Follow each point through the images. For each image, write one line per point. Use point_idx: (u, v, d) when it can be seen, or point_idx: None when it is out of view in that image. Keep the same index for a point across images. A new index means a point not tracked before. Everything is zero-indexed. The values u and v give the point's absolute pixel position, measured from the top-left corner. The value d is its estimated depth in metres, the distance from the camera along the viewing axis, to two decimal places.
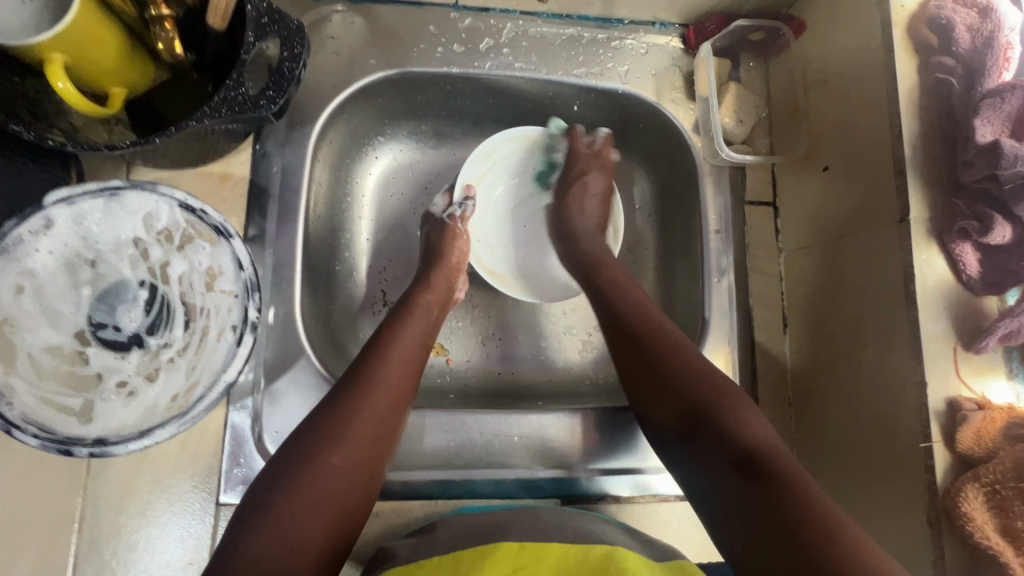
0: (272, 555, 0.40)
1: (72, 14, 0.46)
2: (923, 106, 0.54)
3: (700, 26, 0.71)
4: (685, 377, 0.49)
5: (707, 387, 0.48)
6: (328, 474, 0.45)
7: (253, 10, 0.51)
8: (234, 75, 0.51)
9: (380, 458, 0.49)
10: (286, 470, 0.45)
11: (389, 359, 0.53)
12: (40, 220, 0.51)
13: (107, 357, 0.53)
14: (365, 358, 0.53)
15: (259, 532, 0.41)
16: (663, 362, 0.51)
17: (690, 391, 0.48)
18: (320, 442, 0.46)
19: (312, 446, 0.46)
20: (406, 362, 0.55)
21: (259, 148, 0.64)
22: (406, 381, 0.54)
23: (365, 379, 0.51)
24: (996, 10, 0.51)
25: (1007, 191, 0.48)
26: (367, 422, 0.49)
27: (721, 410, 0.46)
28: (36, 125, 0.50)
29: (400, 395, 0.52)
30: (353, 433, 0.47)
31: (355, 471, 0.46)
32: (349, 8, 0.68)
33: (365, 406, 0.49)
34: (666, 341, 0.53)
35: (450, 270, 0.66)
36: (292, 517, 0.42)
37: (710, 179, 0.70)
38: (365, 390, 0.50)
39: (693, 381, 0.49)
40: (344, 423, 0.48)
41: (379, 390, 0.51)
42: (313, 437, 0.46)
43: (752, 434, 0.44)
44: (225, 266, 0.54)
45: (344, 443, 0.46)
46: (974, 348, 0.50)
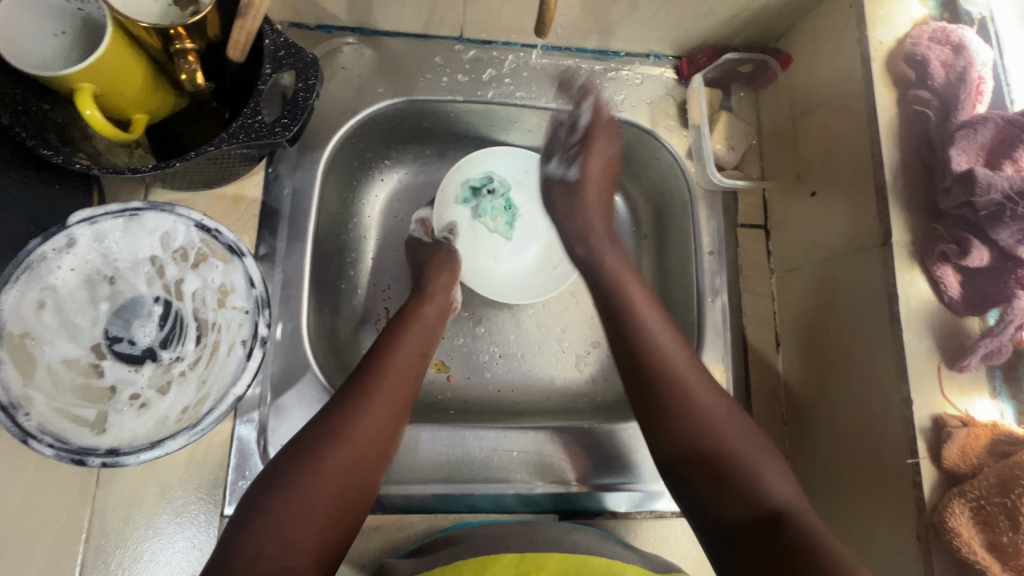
0: (271, 555, 0.43)
1: (101, 50, 0.50)
2: (902, 136, 0.57)
3: (693, 58, 0.75)
4: (692, 428, 0.51)
5: (734, 436, 0.51)
6: (326, 478, 0.47)
7: (271, 45, 0.55)
8: (252, 104, 0.54)
9: (378, 467, 0.51)
10: (288, 470, 0.47)
11: (390, 366, 0.56)
12: (64, 238, 0.53)
13: (122, 369, 0.56)
14: (362, 370, 0.55)
15: (254, 530, 0.43)
16: (692, 411, 0.52)
17: (724, 443, 0.50)
18: (318, 444, 0.48)
19: (313, 447, 0.48)
20: (405, 373, 0.57)
21: (272, 171, 0.67)
22: (406, 394, 0.55)
23: (365, 385, 0.53)
24: (968, 47, 0.55)
25: (982, 216, 0.51)
26: (364, 429, 0.50)
27: (746, 464, 0.49)
28: (64, 149, 0.53)
29: (399, 402, 0.54)
30: (350, 438, 0.49)
31: (351, 472, 0.48)
32: (359, 41, 0.72)
33: (365, 409, 0.51)
34: (683, 385, 0.53)
35: (447, 275, 0.69)
36: (289, 513, 0.44)
37: (703, 203, 0.73)
38: (366, 400, 0.52)
39: (720, 434, 0.51)
40: (347, 426, 0.50)
41: (378, 397, 0.53)
42: (318, 439, 0.48)
43: (774, 491, 0.47)
44: (237, 283, 0.56)
45: (342, 447, 0.48)
46: (957, 367, 0.52)
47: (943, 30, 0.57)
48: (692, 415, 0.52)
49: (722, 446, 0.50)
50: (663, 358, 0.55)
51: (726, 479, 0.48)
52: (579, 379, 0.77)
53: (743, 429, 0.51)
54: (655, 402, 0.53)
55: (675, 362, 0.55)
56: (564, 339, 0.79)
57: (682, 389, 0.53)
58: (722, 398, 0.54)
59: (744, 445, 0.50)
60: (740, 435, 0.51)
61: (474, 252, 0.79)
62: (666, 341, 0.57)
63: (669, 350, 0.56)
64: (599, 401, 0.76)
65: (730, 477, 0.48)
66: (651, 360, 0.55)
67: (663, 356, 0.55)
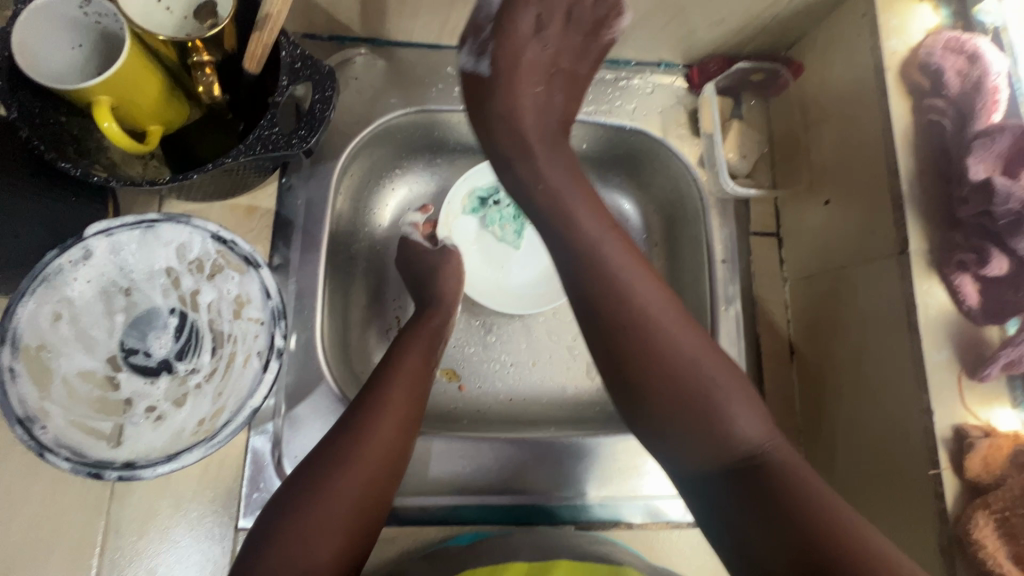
0: None
1: (121, 62, 0.50)
2: (918, 145, 0.57)
3: (703, 67, 0.75)
4: (655, 361, 0.47)
5: (705, 374, 0.46)
6: (333, 504, 0.47)
7: (287, 56, 0.56)
8: (269, 116, 0.54)
9: (389, 487, 0.51)
10: (298, 498, 0.47)
11: (396, 384, 0.55)
12: (80, 251, 0.53)
13: (137, 382, 0.56)
14: (369, 387, 0.55)
15: (267, 560, 0.44)
16: (660, 348, 0.47)
17: (694, 383, 0.46)
18: (322, 471, 0.48)
19: (319, 473, 0.48)
20: (411, 388, 0.56)
21: (286, 182, 0.67)
22: (412, 408, 0.55)
23: (369, 406, 0.53)
24: (983, 56, 0.55)
25: (1001, 226, 0.50)
26: (372, 451, 0.50)
27: (714, 399, 0.45)
28: (80, 161, 0.53)
29: (405, 418, 0.53)
30: (358, 462, 0.49)
31: (361, 497, 0.48)
32: (371, 51, 0.72)
33: (369, 431, 0.51)
34: (654, 325, 0.48)
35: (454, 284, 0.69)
36: (303, 541, 0.45)
37: (715, 212, 0.73)
38: (372, 421, 0.51)
39: (687, 373, 0.46)
40: (354, 448, 0.50)
41: (384, 415, 0.52)
42: (326, 463, 0.48)
43: (746, 431, 0.44)
44: (253, 294, 0.56)
45: (346, 471, 0.48)
46: (977, 377, 0.51)
47: (958, 39, 0.57)
48: (660, 356, 0.47)
49: (693, 385, 0.46)
50: (624, 286, 0.50)
51: (696, 420, 0.45)
52: (591, 387, 0.77)
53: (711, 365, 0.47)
54: (620, 333, 0.48)
55: (641, 295, 0.49)
56: (574, 349, 0.78)
57: (644, 317, 0.48)
58: (687, 330, 0.49)
59: (713, 383, 0.46)
60: (708, 364, 0.47)
61: (485, 264, 0.79)
62: (628, 265, 0.51)
63: (629, 271, 0.50)
64: (611, 410, 0.76)
65: (700, 416, 0.45)
66: (613, 288, 0.49)
67: (627, 284, 0.50)
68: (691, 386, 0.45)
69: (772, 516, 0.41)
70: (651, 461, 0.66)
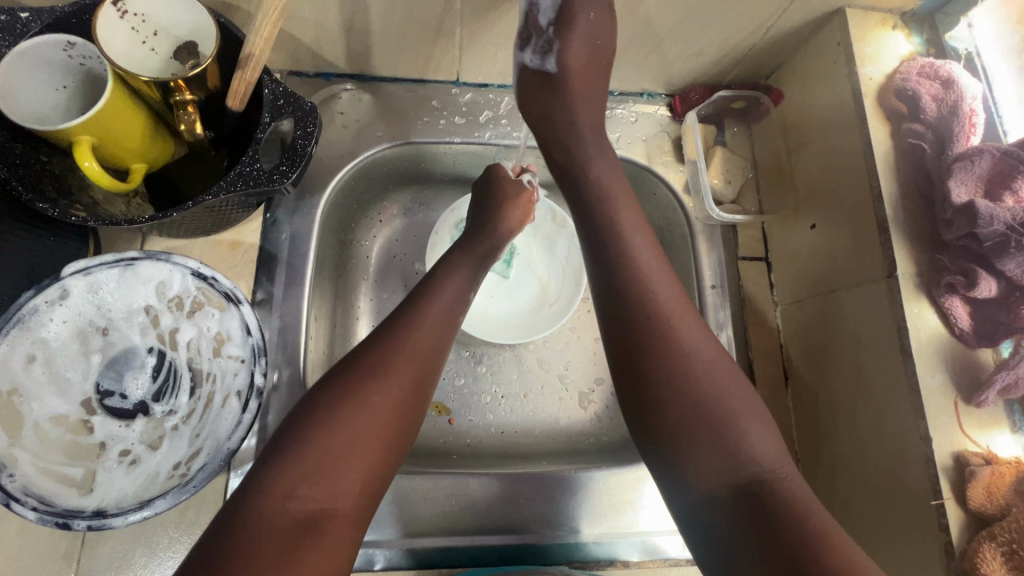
0: (305, 496, 0.42)
1: (102, 103, 0.50)
2: (899, 169, 0.57)
3: (685, 96, 0.76)
4: (673, 384, 0.47)
5: (724, 397, 0.47)
6: (367, 419, 0.46)
7: (270, 94, 0.56)
8: (250, 153, 0.55)
9: (420, 404, 0.50)
10: (328, 408, 0.45)
11: (434, 302, 0.54)
12: (56, 290, 0.52)
13: (112, 425, 0.54)
14: (405, 304, 0.54)
15: (292, 469, 0.43)
16: (678, 366, 0.48)
17: (710, 403, 0.46)
18: (358, 382, 0.47)
19: (354, 382, 0.47)
20: (449, 307, 0.55)
21: (271, 216, 0.67)
22: (448, 328, 0.54)
23: (404, 322, 0.52)
24: (957, 81, 0.56)
25: (987, 248, 0.50)
26: (407, 366, 0.49)
27: (732, 422, 0.46)
28: (59, 202, 0.52)
29: (440, 336, 0.53)
30: (392, 374, 0.48)
31: (394, 412, 0.47)
32: (357, 87, 0.73)
33: (404, 347, 0.50)
34: (678, 341, 0.49)
35: (516, 214, 0.68)
36: (328, 452, 0.43)
37: (703, 237, 0.73)
38: (407, 335, 0.51)
39: (705, 393, 0.47)
40: (388, 361, 0.49)
41: (420, 332, 0.52)
42: (358, 374, 0.47)
43: (763, 455, 0.45)
44: (233, 331, 0.55)
45: (383, 383, 0.47)
46: (974, 402, 0.50)
47: (931, 65, 0.58)
48: (679, 370, 0.48)
49: (705, 405, 0.46)
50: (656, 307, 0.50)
51: (705, 436, 0.45)
52: (584, 418, 0.75)
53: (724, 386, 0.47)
54: (642, 352, 0.49)
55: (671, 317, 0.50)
56: (566, 379, 0.77)
57: (674, 339, 0.49)
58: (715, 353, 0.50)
59: (727, 406, 0.46)
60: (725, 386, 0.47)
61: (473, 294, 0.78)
62: (659, 286, 0.52)
63: (658, 290, 0.51)
64: (605, 441, 0.74)
65: (720, 441, 0.45)
66: (643, 305, 0.50)
67: (659, 303, 0.50)
68: (704, 407, 0.46)
69: (777, 549, 0.40)
70: (645, 494, 0.64)
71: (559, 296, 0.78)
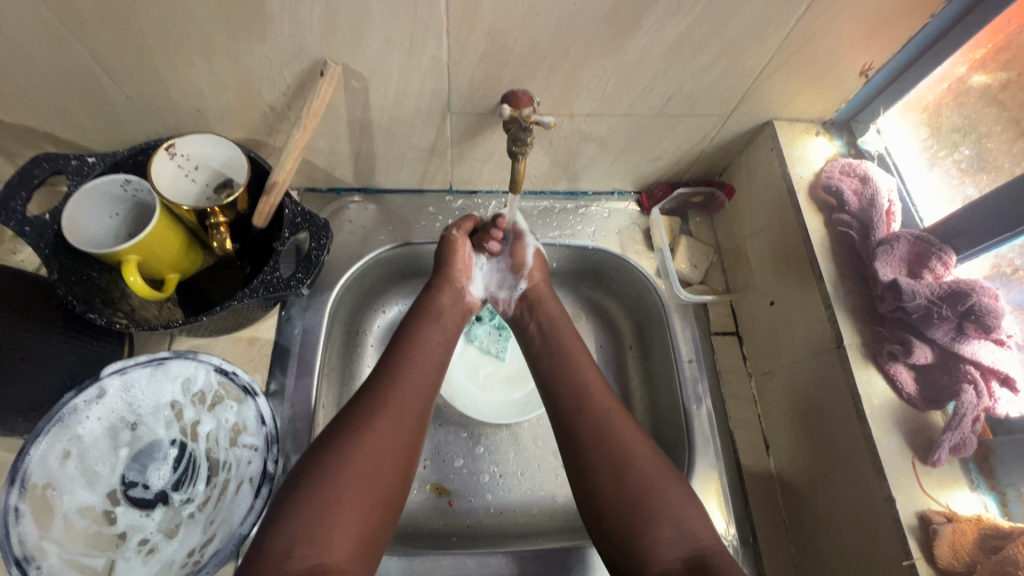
0: (300, 555, 0.45)
1: (150, 229, 0.60)
2: (835, 252, 0.65)
3: (650, 193, 0.86)
4: (612, 472, 0.55)
5: (650, 476, 0.55)
6: (349, 479, 0.50)
7: (291, 213, 0.66)
8: (272, 263, 0.64)
9: (403, 466, 0.54)
10: (316, 470, 0.50)
11: (406, 367, 0.61)
12: (94, 390, 0.58)
13: (133, 514, 0.59)
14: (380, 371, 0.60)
15: (291, 529, 0.46)
16: (610, 448, 0.57)
17: (637, 480, 0.54)
18: (338, 445, 0.52)
19: (340, 442, 0.52)
20: (422, 374, 0.61)
21: (285, 313, 0.74)
22: (421, 393, 0.59)
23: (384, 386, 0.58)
24: (871, 178, 0.66)
25: (916, 318, 0.57)
26: (384, 427, 0.54)
27: (660, 498, 0.53)
28: (106, 311, 0.61)
29: (417, 399, 0.59)
30: (369, 436, 0.53)
31: (375, 473, 0.51)
32: (364, 198, 0.83)
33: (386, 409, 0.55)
34: (609, 428, 0.59)
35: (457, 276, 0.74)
36: (317, 511, 0.47)
37: (677, 315, 0.79)
38: (383, 400, 0.56)
39: (632, 475, 0.55)
40: (366, 421, 0.54)
41: (396, 395, 0.57)
42: (339, 435, 0.52)
43: (694, 528, 0.52)
44: (249, 422, 0.60)
45: (361, 445, 0.52)
46: (930, 462, 0.55)
47: (850, 165, 0.68)
48: (609, 452, 0.57)
49: (635, 482, 0.54)
50: (589, 407, 0.61)
51: (649, 520, 0.52)
52: None
53: (649, 463, 0.56)
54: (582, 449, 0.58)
55: (601, 416, 0.60)
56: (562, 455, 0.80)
57: (610, 435, 0.58)
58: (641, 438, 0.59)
59: (654, 484, 0.54)
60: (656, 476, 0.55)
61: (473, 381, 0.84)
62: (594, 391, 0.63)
63: (596, 397, 0.62)
64: None
65: (653, 515, 0.52)
66: (578, 401, 0.62)
67: (595, 404, 0.61)
68: (631, 484, 0.54)
69: None
70: None
71: None
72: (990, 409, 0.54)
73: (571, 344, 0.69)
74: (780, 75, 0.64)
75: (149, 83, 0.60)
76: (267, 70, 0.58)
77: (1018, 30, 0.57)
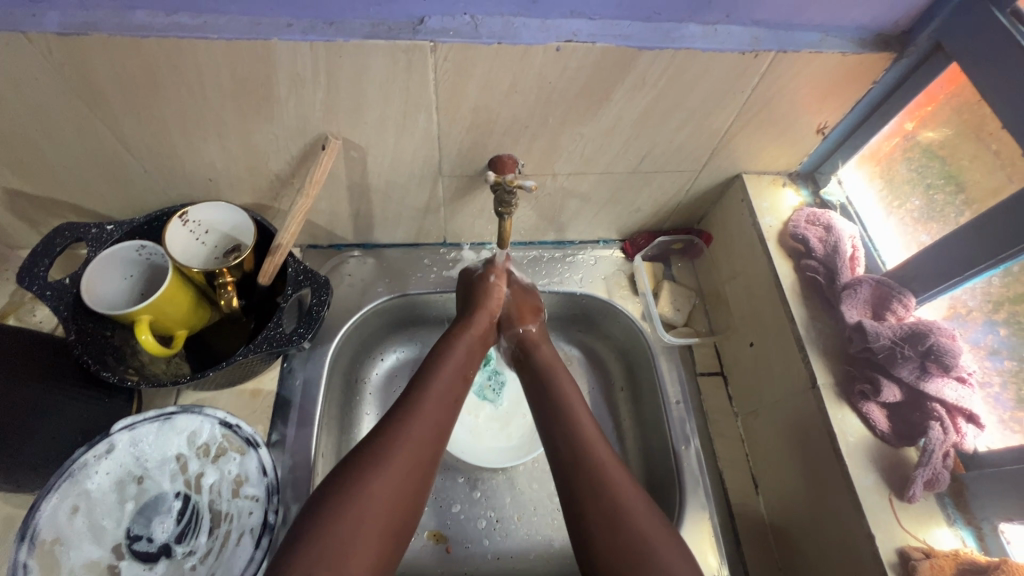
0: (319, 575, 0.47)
1: (163, 290, 0.64)
2: (805, 296, 0.69)
3: (633, 241, 0.91)
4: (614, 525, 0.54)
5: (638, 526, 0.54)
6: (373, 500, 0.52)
7: (294, 271, 0.71)
8: (275, 319, 0.68)
9: (423, 483, 0.56)
10: (340, 492, 0.52)
11: (434, 388, 0.63)
12: (104, 445, 0.62)
13: (136, 569, 0.60)
14: (409, 393, 0.62)
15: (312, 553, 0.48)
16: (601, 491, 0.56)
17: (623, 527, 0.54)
18: (363, 466, 0.53)
19: (364, 459, 0.54)
20: (447, 396, 0.63)
21: (287, 365, 0.77)
22: (446, 414, 0.62)
23: (392, 427, 0.57)
24: (835, 226, 0.71)
25: (882, 358, 0.60)
26: (411, 446, 0.56)
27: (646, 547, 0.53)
28: (117, 368, 0.64)
29: (441, 423, 0.61)
30: (395, 456, 0.55)
31: (399, 495, 0.53)
32: (363, 253, 0.88)
33: (390, 452, 0.55)
34: (596, 460, 0.59)
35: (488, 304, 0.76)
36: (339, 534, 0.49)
37: (663, 357, 0.82)
38: (410, 420, 0.59)
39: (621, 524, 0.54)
40: (391, 442, 0.56)
41: (421, 417, 0.59)
42: (365, 455, 0.55)
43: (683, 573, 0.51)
44: (250, 473, 0.63)
45: (386, 466, 0.54)
46: (906, 497, 0.57)
47: (814, 216, 0.72)
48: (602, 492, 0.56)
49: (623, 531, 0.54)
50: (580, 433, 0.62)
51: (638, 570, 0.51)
52: None
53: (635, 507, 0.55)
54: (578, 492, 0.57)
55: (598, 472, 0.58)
56: (557, 499, 0.81)
57: (598, 475, 0.57)
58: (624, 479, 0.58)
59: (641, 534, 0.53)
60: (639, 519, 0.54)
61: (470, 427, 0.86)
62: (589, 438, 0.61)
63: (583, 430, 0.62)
64: None
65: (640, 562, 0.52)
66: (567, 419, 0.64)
67: (584, 441, 0.61)
68: (620, 533, 0.53)
69: None
70: None
71: None
72: (958, 444, 0.57)
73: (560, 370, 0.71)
74: (743, 135, 0.70)
75: (166, 159, 0.66)
76: (274, 144, 0.64)
77: (951, 96, 0.62)
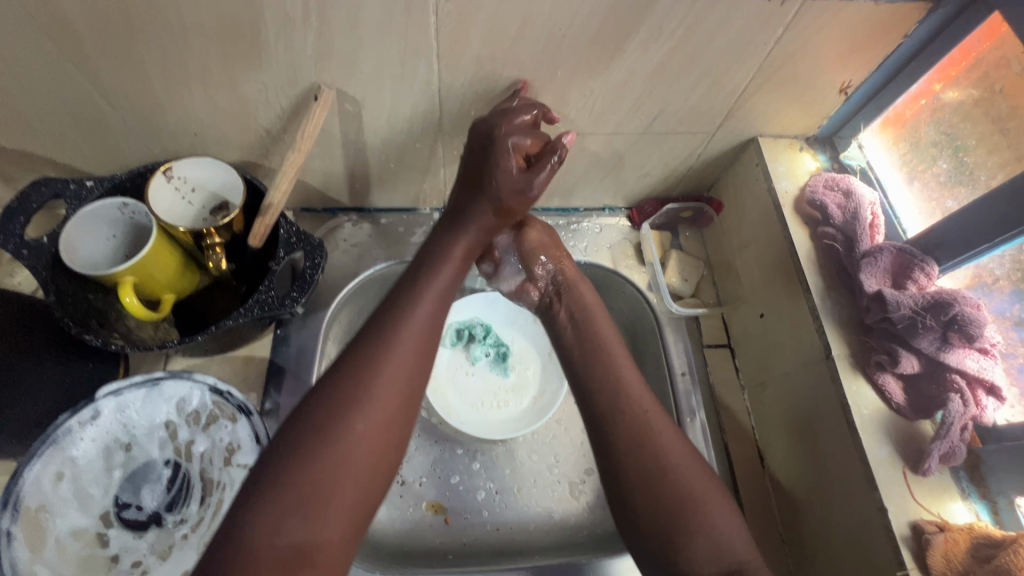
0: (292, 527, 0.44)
1: (148, 250, 0.61)
2: (821, 265, 0.67)
3: (640, 209, 0.87)
4: (651, 469, 0.54)
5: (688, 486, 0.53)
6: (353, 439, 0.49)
7: (285, 233, 0.67)
8: (267, 283, 0.64)
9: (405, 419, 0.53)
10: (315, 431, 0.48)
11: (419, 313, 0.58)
12: (89, 411, 0.58)
13: (126, 537, 0.58)
14: (384, 319, 0.57)
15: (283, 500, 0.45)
16: (654, 450, 0.55)
17: (676, 489, 0.53)
18: (348, 403, 0.50)
19: (345, 392, 0.50)
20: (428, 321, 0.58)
21: (281, 332, 0.75)
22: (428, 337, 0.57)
23: (374, 362, 0.53)
24: (855, 191, 0.67)
25: (901, 328, 0.58)
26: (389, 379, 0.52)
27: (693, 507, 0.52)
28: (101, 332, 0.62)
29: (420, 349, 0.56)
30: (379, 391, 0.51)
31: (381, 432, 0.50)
32: (358, 217, 0.84)
33: (376, 392, 0.51)
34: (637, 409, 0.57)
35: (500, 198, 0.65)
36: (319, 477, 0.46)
37: (669, 328, 0.80)
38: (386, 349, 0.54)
39: (672, 484, 0.53)
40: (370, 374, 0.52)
41: (403, 346, 0.55)
42: (343, 388, 0.51)
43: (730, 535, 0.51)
44: (243, 441, 0.60)
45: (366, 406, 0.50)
46: (921, 471, 0.55)
47: (833, 179, 0.69)
48: (654, 450, 0.55)
49: (677, 495, 0.52)
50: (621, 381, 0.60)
51: (686, 532, 0.51)
52: (576, 509, 0.78)
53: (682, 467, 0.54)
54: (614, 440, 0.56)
55: (638, 416, 0.57)
56: (558, 471, 0.80)
57: (649, 429, 0.56)
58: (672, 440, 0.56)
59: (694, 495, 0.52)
60: (673, 455, 0.54)
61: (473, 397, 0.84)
62: (627, 382, 0.60)
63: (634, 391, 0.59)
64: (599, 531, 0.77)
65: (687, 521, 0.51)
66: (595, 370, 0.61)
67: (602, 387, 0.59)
68: (665, 492, 0.52)
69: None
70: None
71: (546, 392, 0.84)
72: (977, 417, 0.55)
73: (600, 316, 0.67)
74: (764, 93, 0.66)
75: (147, 110, 0.61)
76: (263, 95, 0.60)
77: (986, 52, 0.58)
